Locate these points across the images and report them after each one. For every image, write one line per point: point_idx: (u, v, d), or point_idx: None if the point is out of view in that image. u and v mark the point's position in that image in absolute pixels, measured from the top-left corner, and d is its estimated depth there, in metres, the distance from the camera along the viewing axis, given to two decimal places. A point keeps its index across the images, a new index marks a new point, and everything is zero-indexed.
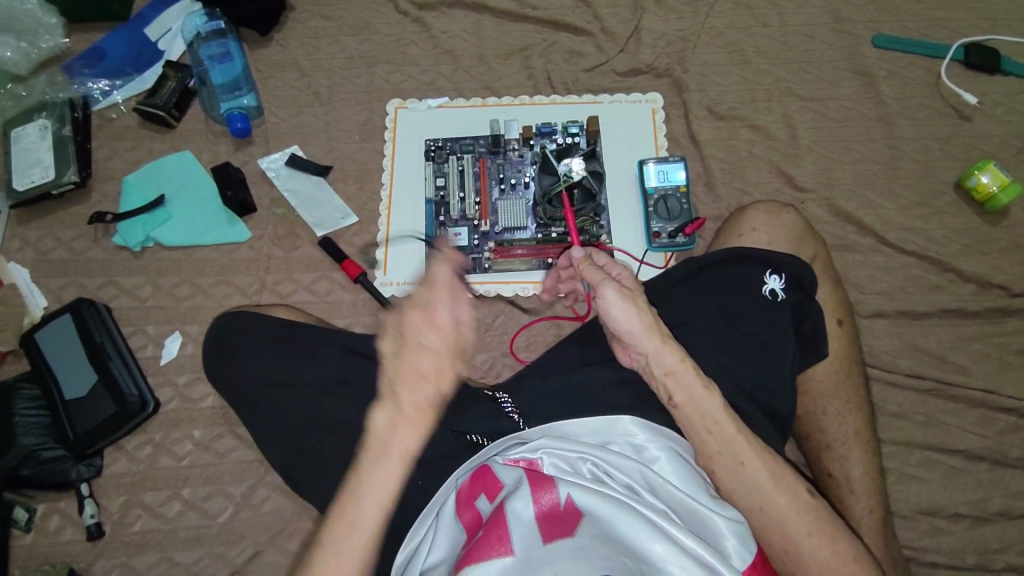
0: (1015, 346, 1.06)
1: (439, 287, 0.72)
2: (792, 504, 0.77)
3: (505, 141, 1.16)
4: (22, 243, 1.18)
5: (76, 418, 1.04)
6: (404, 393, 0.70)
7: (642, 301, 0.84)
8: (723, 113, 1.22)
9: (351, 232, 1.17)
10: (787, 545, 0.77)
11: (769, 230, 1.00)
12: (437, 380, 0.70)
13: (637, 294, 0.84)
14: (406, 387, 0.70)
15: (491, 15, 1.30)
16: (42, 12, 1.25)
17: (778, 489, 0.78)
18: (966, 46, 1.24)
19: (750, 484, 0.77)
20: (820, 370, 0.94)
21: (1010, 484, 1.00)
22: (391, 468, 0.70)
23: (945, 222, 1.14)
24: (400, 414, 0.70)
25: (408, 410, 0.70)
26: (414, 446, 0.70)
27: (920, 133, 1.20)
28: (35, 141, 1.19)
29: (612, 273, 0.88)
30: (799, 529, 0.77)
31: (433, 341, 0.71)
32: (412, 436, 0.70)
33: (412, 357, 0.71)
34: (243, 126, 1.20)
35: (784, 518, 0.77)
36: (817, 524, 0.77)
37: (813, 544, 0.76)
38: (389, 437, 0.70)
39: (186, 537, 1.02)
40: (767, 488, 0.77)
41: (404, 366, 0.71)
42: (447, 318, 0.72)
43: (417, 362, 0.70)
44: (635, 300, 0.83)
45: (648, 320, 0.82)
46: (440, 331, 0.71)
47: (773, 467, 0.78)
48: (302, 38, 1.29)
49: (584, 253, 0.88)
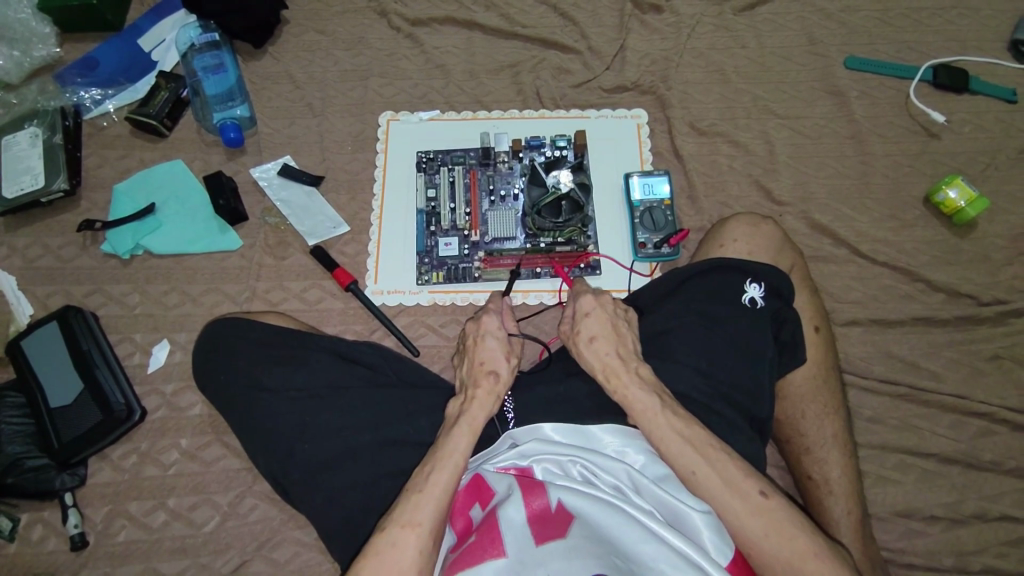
0: (985, 352, 1.11)
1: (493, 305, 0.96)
2: (746, 507, 0.73)
3: (495, 153, 1.19)
4: (9, 251, 1.17)
5: (61, 427, 1.03)
6: (479, 382, 0.86)
7: (581, 330, 0.90)
8: (704, 129, 1.27)
9: (342, 241, 1.18)
10: (745, 541, 0.73)
11: (749, 241, 1.03)
12: (499, 369, 0.87)
13: (579, 323, 0.91)
14: (480, 375, 0.87)
15: (482, 32, 1.35)
16: (34, 21, 1.28)
17: (732, 492, 0.74)
18: (935, 68, 1.31)
19: (703, 490, 0.75)
20: (799, 376, 0.97)
21: (983, 488, 1.03)
22: (465, 432, 0.81)
23: (914, 234, 1.20)
24: (472, 396, 0.85)
25: (479, 396, 0.85)
26: (482, 418, 0.83)
27: (891, 150, 1.26)
28: (25, 149, 1.20)
29: (582, 307, 0.92)
30: (752, 529, 0.72)
31: (494, 341, 0.90)
32: (481, 412, 0.83)
33: (483, 352, 0.89)
34: (236, 137, 1.21)
35: (739, 521, 0.73)
36: (772, 524, 0.72)
37: (768, 540, 0.72)
38: (466, 414, 0.83)
39: (171, 547, 1.01)
40: (719, 492, 0.74)
41: (478, 357, 0.89)
42: (498, 324, 0.93)
43: (489, 356, 0.89)
44: (604, 336, 0.88)
45: (603, 350, 0.87)
46: (492, 332, 0.92)
47: (724, 466, 0.76)
48: (296, 51, 1.32)
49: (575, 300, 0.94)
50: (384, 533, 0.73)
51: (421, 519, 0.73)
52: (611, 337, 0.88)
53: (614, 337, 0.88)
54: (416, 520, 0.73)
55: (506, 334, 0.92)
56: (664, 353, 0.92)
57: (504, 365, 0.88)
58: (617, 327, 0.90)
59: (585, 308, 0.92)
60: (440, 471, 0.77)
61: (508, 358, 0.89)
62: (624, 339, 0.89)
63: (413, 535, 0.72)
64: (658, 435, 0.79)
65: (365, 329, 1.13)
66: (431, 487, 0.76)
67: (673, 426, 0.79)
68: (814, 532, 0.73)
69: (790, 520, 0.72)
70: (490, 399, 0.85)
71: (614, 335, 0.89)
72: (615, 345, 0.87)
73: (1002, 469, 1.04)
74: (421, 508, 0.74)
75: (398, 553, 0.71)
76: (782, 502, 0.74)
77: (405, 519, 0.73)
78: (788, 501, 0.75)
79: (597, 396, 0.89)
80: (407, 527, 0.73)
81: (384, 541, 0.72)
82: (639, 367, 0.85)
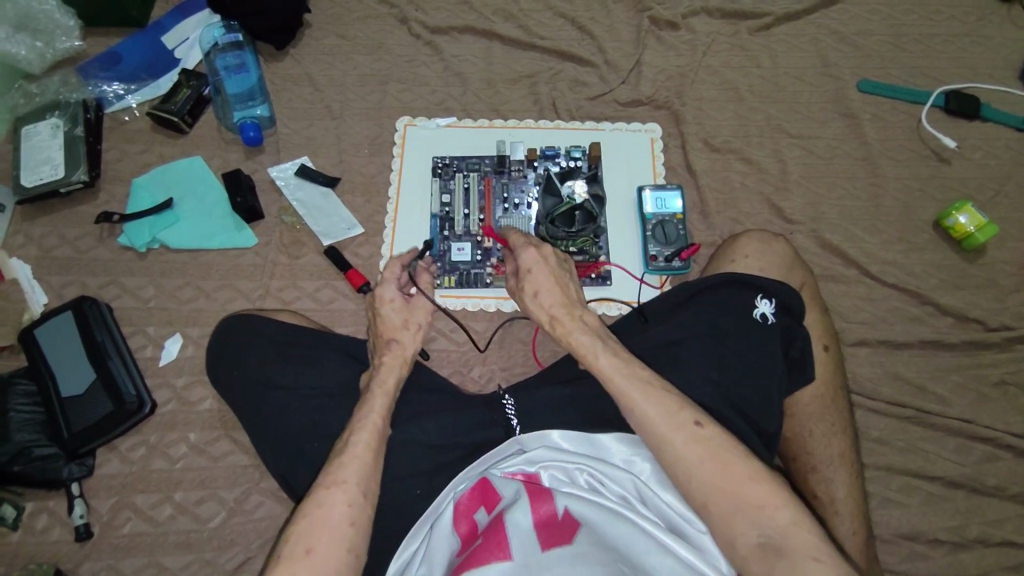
0: (992, 377, 1.11)
1: (388, 275, 0.97)
2: (734, 478, 0.72)
3: (510, 161, 1.20)
4: (26, 239, 1.19)
5: (72, 416, 1.03)
6: (383, 350, 0.91)
7: (527, 285, 0.93)
8: (718, 145, 1.28)
9: (356, 242, 1.19)
10: (686, 472, 0.74)
11: (760, 257, 1.04)
12: (401, 337, 0.93)
13: (523, 280, 0.94)
14: (382, 345, 0.92)
15: (500, 42, 1.37)
16: (58, 13, 1.28)
17: (715, 463, 0.73)
18: (947, 94, 1.32)
19: (641, 422, 0.78)
20: (808, 394, 0.98)
21: (987, 512, 1.03)
22: (377, 396, 0.85)
23: (923, 257, 1.21)
24: (379, 363, 0.90)
25: (385, 362, 0.90)
26: (391, 382, 0.88)
27: (901, 173, 1.27)
28: (46, 139, 1.21)
29: (526, 262, 0.94)
30: (746, 496, 0.71)
31: (391, 311, 0.95)
32: (389, 375, 0.88)
33: (381, 323, 0.94)
34: (255, 135, 1.23)
35: (677, 450, 0.75)
36: (706, 450, 0.74)
37: (707, 467, 0.73)
38: (375, 381, 0.88)
39: (176, 542, 1.01)
40: (700, 462, 0.74)
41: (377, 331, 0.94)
42: (393, 293, 0.95)
43: (388, 326, 0.93)
44: (547, 288, 0.92)
45: (551, 302, 0.91)
46: (390, 304, 0.95)
47: (660, 400, 0.79)
48: (317, 54, 1.34)
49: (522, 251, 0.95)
50: (310, 496, 0.76)
51: (346, 476, 0.77)
52: (556, 290, 0.92)
53: (558, 289, 0.92)
54: (341, 478, 0.77)
55: (403, 301, 0.95)
56: (674, 364, 0.92)
57: (404, 333, 0.93)
58: (560, 279, 0.93)
59: (529, 261, 0.94)
60: (358, 434, 0.81)
61: (409, 325, 0.94)
62: (566, 289, 0.93)
63: (338, 492, 0.75)
64: (639, 411, 0.78)
65: None
66: (353, 449, 0.79)
67: (651, 399, 0.79)
68: (751, 458, 0.74)
69: (726, 447, 0.75)
70: (397, 363, 0.90)
71: (558, 287, 0.92)
72: (560, 299, 0.91)
73: (1006, 494, 1.04)
74: (346, 467, 0.78)
75: (325, 511, 0.74)
76: (720, 432, 0.76)
77: (330, 480, 0.77)
78: (724, 430, 0.77)
79: (606, 406, 0.90)
80: (332, 486, 0.76)
81: (310, 503, 0.75)
82: (583, 315, 0.90)
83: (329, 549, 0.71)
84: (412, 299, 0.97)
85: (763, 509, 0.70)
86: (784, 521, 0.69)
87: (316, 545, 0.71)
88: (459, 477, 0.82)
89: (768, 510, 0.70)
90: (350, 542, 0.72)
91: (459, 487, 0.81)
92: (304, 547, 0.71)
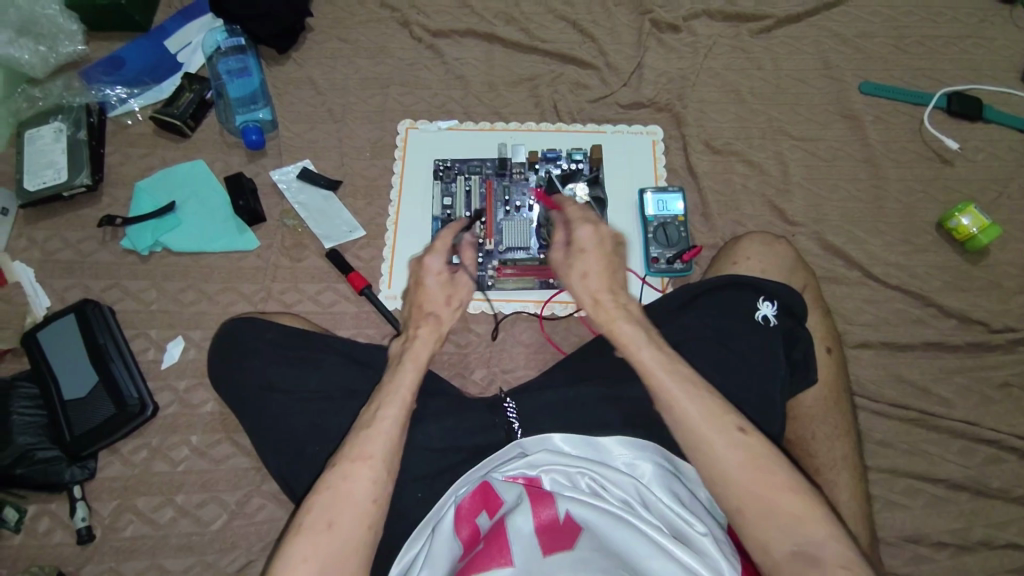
0: (996, 379, 1.11)
1: (437, 245, 0.97)
2: (773, 488, 0.71)
3: (512, 164, 1.20)
4: (29, 243, 1.19)
5: (74, 419, 1.03)
6: (422, 322, 0.91)
7: (577, 264, 0.92)
8: (719, 147, 1.28)
9: (357, 245, 1.19)
10: (724, 478, 0.72)
11: (762, 259, 1.04)
12: (441, 310, 0.93)
13: (573, 258, 0.93)
14: (421, 317, 0.91)
15: (502, 45, 1.37)
16: (61, 17, 1.29)
17: (756, 472, 0.72)
18: (949, 95, 1.32)
19: (681, 423, 0.76)
20: (810, 397, 0.98)
21: (991, 515, 1.03)
22: (409, 368, 0.85)
23: (926, 259, 1.21)
24: (414, 335, 0.89)
25: (421, 335, 0.90)
26: (424, 356, 0.87)
27: (904, 175, 1.27)
28: (49, 143, 1.22)
29: (581, 240, 0.93)
30: (785, 508, 0.69)
31: (436, 283, 0.95)
32: (425, 348, 0.88)
33: (424, 293, 0.94)
34: (257, 139, 1.23)
35: (718, 455, 0.73)
36: (747, 458, 0.73)
37: (747, 475, 0.72)
38: (411, 352, 0.87)
39: (177, 545, 1.01)
40: (742, 469, 0.72)
41: (418, 300, 0.93)
42: (440, 265, 0.96)
43: (430, 298, 0.93)
44: (600, 271, 0.91)
45: (599, 286, 0.90)
46: (434, 274, 0.95)
47: (703, 402, 0.77)
48: (319, 58, 1.34)
49: (577, 231, 0.94)
50: (335, 467, 0.75)
51: (372, 451, 0.76)
52: (604, 274, 0.91)
53: (607, 275, 0.91)
54: (367, 452, 0.76)
55: (448, 274, 0.96)
56: None
57: (445, 308, 0.93)
58: (611, 263, 0.92)
59: (585, 241, 0.93)
60: (388, 407, 0.80)
61: (450, 301, 0.94)
62: (616, 276, 0.92)
63: (364, 467, 0.75)
64: (683, 414, 0.77)
65: (377, 333, 1.14)
66: (380, 423, 0.79)
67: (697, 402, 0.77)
68: (793, 471, 0.73)
69: (768, 456, 0.73)
70: (432, 338, 0.90)
71: (608, 272, 0.91)
72: (607, 284, 0.90)
73: (1010, 496, 1.04)
74: (372, 441, 0.77)
75: (350, 484, 0.74)
76: (764, 442, 0.74)
77: (356, 453, 0.76)
78: (769, 442, 0.75)
79: (608, 408, 0.89)
80: (359, 460, 0.75)
81: (336, 474, 0.74)
82: (630, 305, 0.89)
83: (351, 526, 0.71)
84: (456, 274, 0.97)
85: (799, 522, 0.68)
86: (820, 536, 0.68)
87: (338, 519, 0.71)
88: (460, 481, 0.83)
89: (805, 523, 0.68)
90: (370, 520, 0.72)
91: (460, 492, 0.81)
92: (327, 520, 0.71)
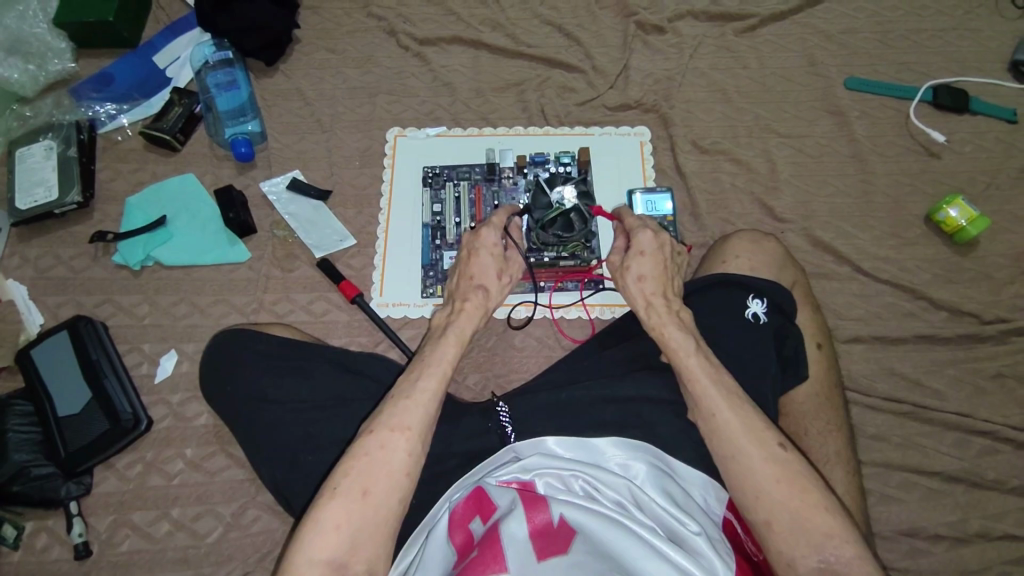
0: (989, 371, 1.11)
1: (495, 220, 0.99)
2: (805, 504, 0.72)
3: (500, 169, 1.20)
4: (21, 261, 1.20)
5: (69, 435, 1.04)
6: (469, 296, 0.92)
7: (633, 265, 0.94)
8: (707, 147, 1.29)
9: (348, 254, 1.20)
10: (757, 489, 0.73)
11: (751, 257, 1.04)
12: (489, 285, 0.94)
13: (630, 259, 0.95)
14: (470, 291, 0.92)
15: (488, 51, 1.38)
16: (50, 36, 1.31)
17: (785, 484, 0.73)
18: (935, 88, 1.33)
19: (722, 431, 0.77)
20: (802, 393, 0.98)
21: (987, 507, 1.03)
22: (452, 342, 0.87)
23: (916, 252, 1.21)
24: (460, 310, 0.91)
25: (467, 308, 0.91)
26: (468, 331, 0.89)
27: (891, 169, 1.27)
28: (40, 161, 1.22)
29: (639, 241, 0.95)
30: (815, 528, 0.70)
31: (489, 255, 0.96)
32: (469, 324, 0.89)
33: (476, 264, 0.95)
34: (246, 151, 1.23)
35: (753, 469, 0.74)
36: (783, 472, 0.74)
37: (781, 491, 0.72)
38: (455, 325, 0.89)
39: (174, 558, 1.01)
40: (775, 484, 0.73)
41: (469, 271, 0.94)
42: (495, 239, 0.97)
43: (480, 272, 0.94)
44: (659, 270, 0.93)
45: (656, 286, 0.91)
46: (488, 247, 0.96)
47: (745, 415, 0.78)
48: (306, 69, 1.35)
49: (641, 233, 0.96)
50: (372, 434, 0.76)
51: (410, 423, 0.77)
52: (659, 279, 0.92)
53: (663, 280, 0.92)
54: (406, 424, 0.77)
55: (501, 251, 0.97)
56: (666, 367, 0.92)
57: (494, 283, 0.94)
58: (667, 270, 0.94)
59: (643, 243, 0.95)
60: (428, 380, 0.81)
61: (500, 276, 0.95)
62: (670, 282, 0.93)
63: (402, 438, 0.76)
64: (722, 428, 0.77)
65: (370, 341, 1.14)
66: (419, 394, 0.80)
67: (737, 414, 0.78)
68: (825, 490, 0.74)
69: (804, 475, 0.74)
70: (477, 312, 0.91)
71: (662, 278, 0.92)
72: (661, 288, 0.91)
73: (1006, 487, 1.03)
74: (410, 413, 0.78)
75: (388, 453, 0.74)
76: (801, 461, 0.75)
77: (394, 423, 0.77)
78: (804, 460, 0.76)
79: (599, 410, 0.89)
80: (397, 431, 0.76)
81: (373, 442, 0.75)
82: (680, 310, 0.89)
83: (384, 495, 0.72)
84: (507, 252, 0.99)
85: (830, 538, 0.70)
86: (848, 555, 0.69)
87: (373, 488, 0.72)
88: (455, 486, 0.82)
89: (835, 540, 0.69)
90: (402, 491, 0.73)
91: (454, 496, 0.81)
92: (361, 488, 0.72)
